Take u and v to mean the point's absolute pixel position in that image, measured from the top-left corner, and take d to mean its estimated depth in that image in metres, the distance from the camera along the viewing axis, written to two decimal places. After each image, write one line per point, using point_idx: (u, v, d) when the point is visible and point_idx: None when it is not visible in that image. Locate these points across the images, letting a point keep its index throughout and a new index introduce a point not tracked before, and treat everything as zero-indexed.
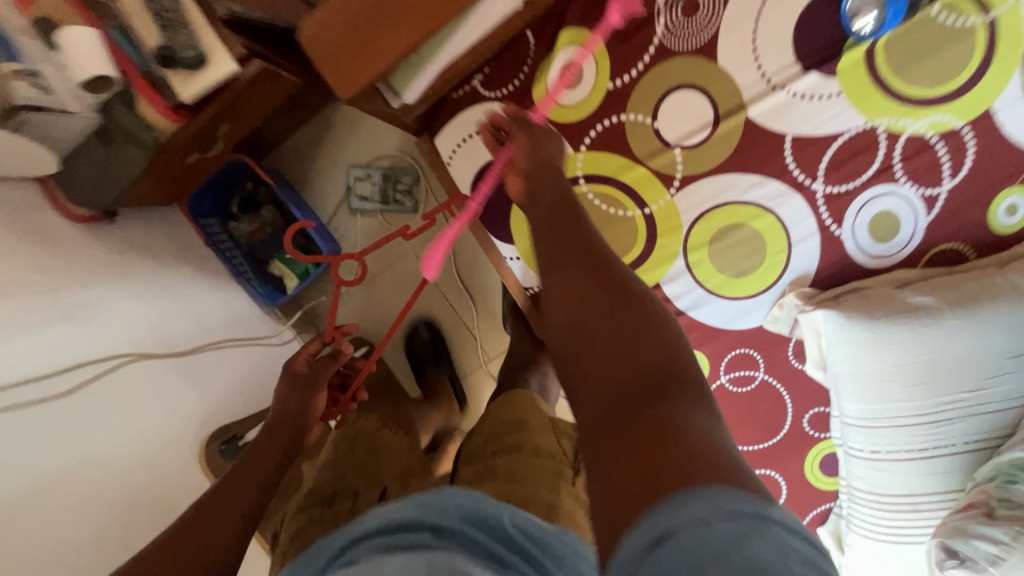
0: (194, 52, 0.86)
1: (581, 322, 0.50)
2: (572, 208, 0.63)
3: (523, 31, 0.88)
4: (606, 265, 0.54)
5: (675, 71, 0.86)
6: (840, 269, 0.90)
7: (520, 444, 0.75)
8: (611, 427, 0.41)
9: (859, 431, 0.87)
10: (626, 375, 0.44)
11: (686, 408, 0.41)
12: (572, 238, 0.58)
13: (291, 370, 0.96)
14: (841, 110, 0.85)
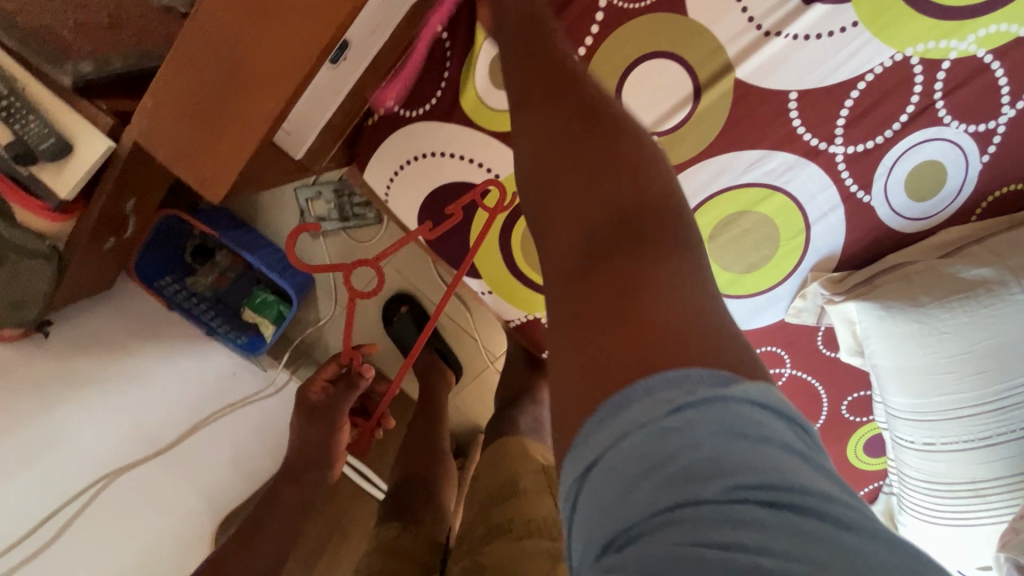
0: (52, 142, 0.71)
1: (564, 178, 0.45)
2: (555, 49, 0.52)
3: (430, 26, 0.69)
4: (609, 132, 0.46)
5: (634, 36, 0.66)
6: (874, 240, 0.74)
7: (509, 521, 0.66)
8: (581, 293, 0.41)
9: (906, 422, 0.76)
10: (612, 241, 0.42)
11: (672, 285, 0.39)
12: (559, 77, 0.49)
13: (309, 402, 0.90)
14: (859, 46, 0.64)
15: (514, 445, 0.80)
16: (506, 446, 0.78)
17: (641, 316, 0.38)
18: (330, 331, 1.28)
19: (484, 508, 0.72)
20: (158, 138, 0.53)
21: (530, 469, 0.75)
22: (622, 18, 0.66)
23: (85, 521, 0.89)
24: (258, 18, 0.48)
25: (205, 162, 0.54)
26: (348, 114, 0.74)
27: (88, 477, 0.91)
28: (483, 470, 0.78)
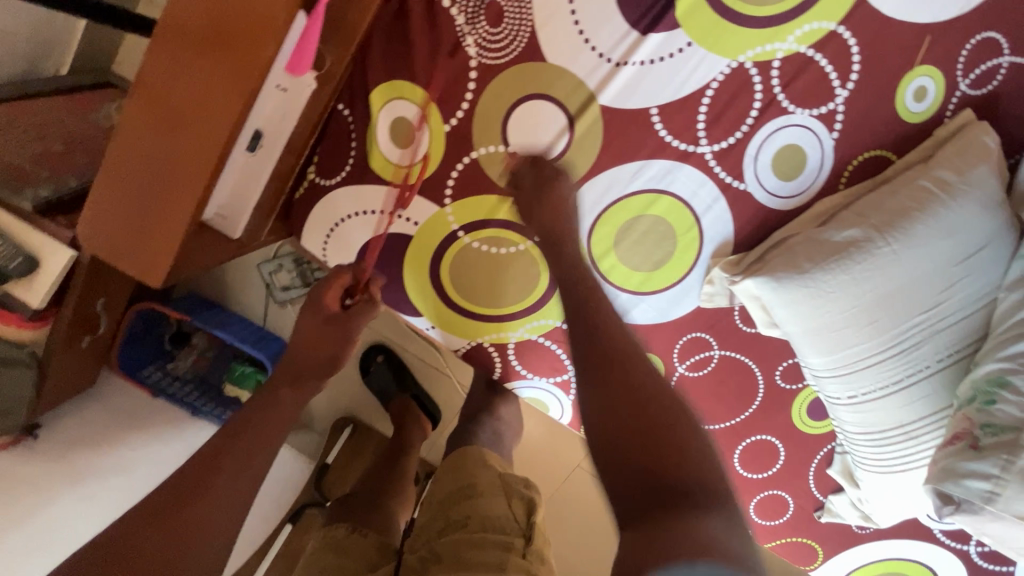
0: (20, 259, 0.81)
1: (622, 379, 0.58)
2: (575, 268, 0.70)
3: (334, 106, 0.79)
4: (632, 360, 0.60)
5: (507, 85, 0.76)
6: (759, 221, 0.82)
7: (466, 517, 0.73)
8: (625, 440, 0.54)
9: (828, 383, 0.82)
10: (653, 480, 0.52)
11: (713, 525, 0.48)
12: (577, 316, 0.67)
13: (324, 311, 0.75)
14: (699, 61, 0.74)
15: (470, 452, 0.87)
16: (464, 451, 0.87)
17: (690, 530, 0.47)
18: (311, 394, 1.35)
19: (444, 507, 0.78)
20: (102, 239, 0.61)
21: (487, 473, 0.82)
22: (493, 73, 0.75)
23: None
24: (170, 122, 0.57)
25: (146, 250, 0.62)
26: (276, 193, 0.83)
27: None
28: (444, 475, 0.84)
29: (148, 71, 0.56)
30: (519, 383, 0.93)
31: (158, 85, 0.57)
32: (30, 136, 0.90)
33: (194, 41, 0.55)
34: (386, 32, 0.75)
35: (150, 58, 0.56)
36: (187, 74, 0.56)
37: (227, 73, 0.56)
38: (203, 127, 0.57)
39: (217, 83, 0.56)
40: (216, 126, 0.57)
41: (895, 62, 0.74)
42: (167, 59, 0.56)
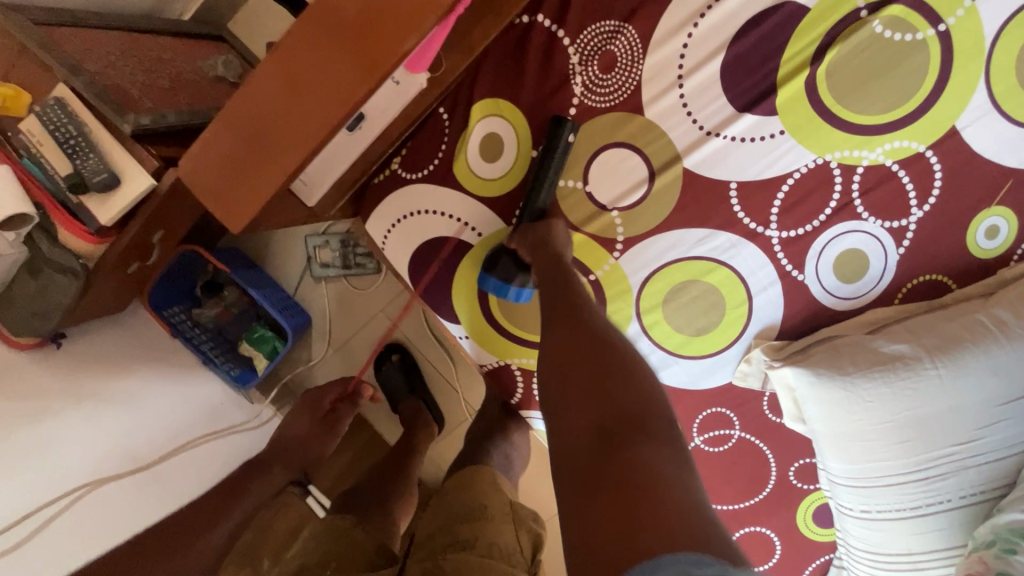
0: (105, 175, 0.84)
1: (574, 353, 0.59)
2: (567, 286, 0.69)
3: (436, 108, 0.83)
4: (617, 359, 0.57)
5: (602, 129, 0.79)
6: (809, 315, 0.83)
7: (472, 538, 0.71)
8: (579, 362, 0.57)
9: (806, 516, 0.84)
10: (601, 422, 0.51)
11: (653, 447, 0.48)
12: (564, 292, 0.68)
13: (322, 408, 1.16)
14: (787, 148, 0.77)
15: (484, 475, 0.87)
16: (479, 472, 0.87)
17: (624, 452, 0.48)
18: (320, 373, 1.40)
19: (446, 526, 0.76)
20: (199, 176, 0.65)
21: (498, 501, 0.81)
22: (592, 113, 0.79)
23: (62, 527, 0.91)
24: (297, 84, 0.61)
25: (239, 194, 0.64)
26: (357, 174, 0.86)
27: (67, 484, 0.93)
28: (456, 492, 0.83)
29: (295, 32, 0.60)
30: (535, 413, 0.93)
31: (297, 49, 0.60)
32: (143, 69, 0.95)
33: (340, 18, 0.59)
34: (503, 54, 0.79)
35: (300, 24, 0.60)
36: (327, 43, 0.60)
37: (364, 51, 0.59)
38: (327, 97, 0.60)
39: (351, 59, 0.59)
40: (338, 98, 0.60)
41: (973, 197, 0.77)
42: (311, 26, 0.60)
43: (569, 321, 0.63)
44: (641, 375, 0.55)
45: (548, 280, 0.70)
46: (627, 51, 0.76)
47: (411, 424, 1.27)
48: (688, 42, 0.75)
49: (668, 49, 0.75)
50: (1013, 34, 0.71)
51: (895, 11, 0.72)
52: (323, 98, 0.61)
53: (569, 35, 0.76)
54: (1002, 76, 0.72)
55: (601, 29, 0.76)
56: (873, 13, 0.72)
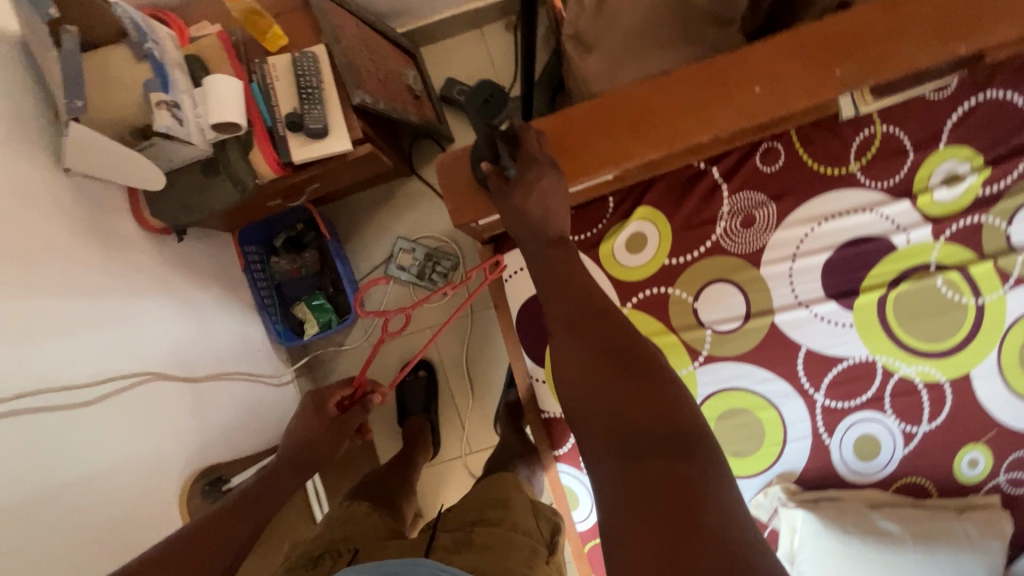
0: (320, 125, 0.95)
1: (594, 345, 0.59)
2: (578, 275, 0.67)
3: (605, 195, 1.00)
4: (632, 352, 0.58)
5: (724, 266, 0.98)
6: (825, 474, 0.98)
7: (499, 518, 0.80)
8: (599, 359, 0.58)
9: None
10: (626, 437, 0.53)
11: (676, 453, 0.50)
12: (574, 283, 0.66)
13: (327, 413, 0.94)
14: (851, 339, 0.97)
15: (506, 477, 0.92)
16: (505, 476, 0.92)
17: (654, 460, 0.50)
18: (344, 361, 1.46)
19: (474, 511, 0.83)
20: (452, 173, 0.81)
21: (521, 495, 0.88)
22: (721, 251, 0.98)
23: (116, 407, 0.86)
24: (567, 144, 0.78)
25: (474, 199, 0.81)
26: None
27: (135, 366, 0.91)
28: (478, 489, 0.89)
29: (584, 108, 0.78)
30: (563, 465, 1.02)
31: (580, 120, 0.78)
32: (369, 57, 1.09)
33: (625, 116, 0.77)
34: (672, 181, 0.99)
35: (593, 106, 0.78)
36: (607, 126, 0.78)
37: (630, 146, 0.78)
38: (585, 163, 0.78)
39: (619, 145, 0.78)
40: (592, 166, 0.78)
41: (965, 430, 0.98)
42: (600, 111, 0.78)
43: (581, 314, 0.63)
44: (659, 367, 0.57)
45: (555, 272, 0.67)
46: (764, 219, 0.97)
47: (414, 441, 1.31)
48: (809, 233, 0.97)
49: (794, 231, 0.97)
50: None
51: (955, 276, 0.96)
52: (581, 162, 0.78)
53: (728, 191, 0.97)
54: (1010, 352, 0.96)
55: (752, 196, 0.97)
56: (940, 270, 0.96)
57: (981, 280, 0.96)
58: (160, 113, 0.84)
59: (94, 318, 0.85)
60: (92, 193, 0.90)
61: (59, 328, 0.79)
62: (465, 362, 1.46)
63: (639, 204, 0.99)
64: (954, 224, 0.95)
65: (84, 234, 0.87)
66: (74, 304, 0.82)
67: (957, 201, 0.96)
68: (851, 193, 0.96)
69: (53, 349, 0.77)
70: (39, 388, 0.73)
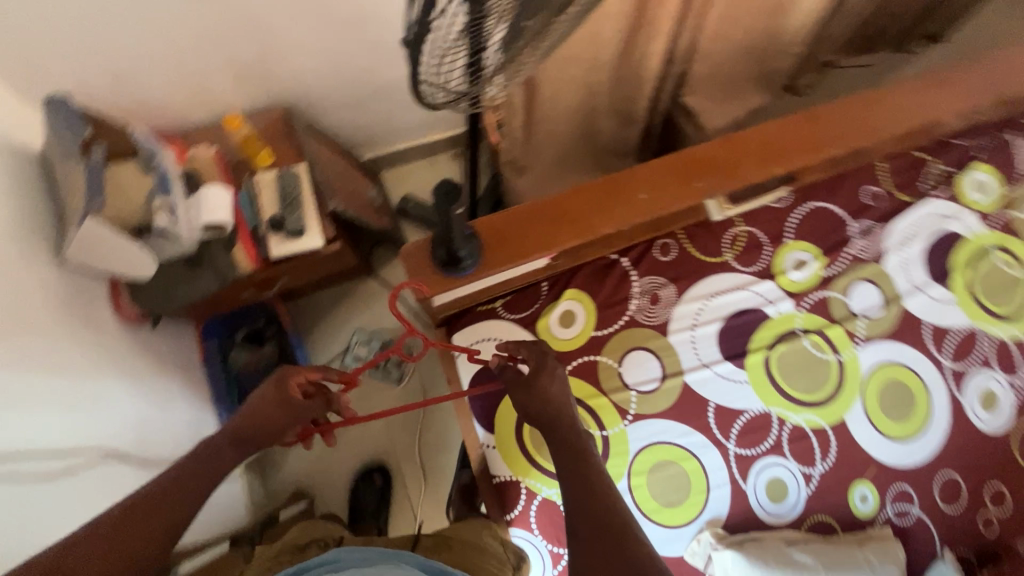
0: (298, 226, 1.13)
1: (592, 522, 0.71)
2: (578, 446, 0.81)
3: (540, 281, 1.20)
4: (623, 531, 0.69)
5: (641, 335, 1.18)
6: (746, 518, 1.11)
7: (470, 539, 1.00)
8: (595, 540, 0.69)
9: None
10: None
11: None
12: (578, 458, 0.79)
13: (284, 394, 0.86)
14: (748, 394, 1.17)
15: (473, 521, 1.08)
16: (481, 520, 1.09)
17: None
18: (296, 455, 1.47)
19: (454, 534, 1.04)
20: (413, 258, 0.96)
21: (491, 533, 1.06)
22: (637, 324, 1.18)
23: (74, 484, 0.87)
24: (508, 235, 0.97)
25: (432, 279, 0.96)
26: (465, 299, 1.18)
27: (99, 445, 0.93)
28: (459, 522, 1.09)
29: (520, 209, 0.99)
30: (516, 529, 1.08)
31: (516, 217, 0.99)
32: (340, 174, 1.31)
33: (552, 214, 1.00)
34: (593, 268, 1.21)
35: (525, 208, 0.99)
36: (538, 222, 0.99)
37: (558, 235, 0.98)
38: (524, 249, 0.97)
39: (549, 235, 0.98)
40: (530, 251, 0.97)
41: (852, 469, 1.16)
42: (532, 211, 0.99)
43: (581, 489, 0.75)
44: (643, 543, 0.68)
45: (560, 444, 0.82)
46: (667, 297, 1.20)
47: None
48: (703, 307, 1.20)
49: (690, 306, 1.20)
50: (875, 377, 1.20)
51: (817, 338, 1.21)
52: (520, 248, 0.97)
53: (636, 275, 1.21)
54: (870, 399, 1.19)
55: (656, 279, 1.21)
56: (805, 334, 1.21)
57: (837, 342, 1.21)
58: (159, 217, 0.99)
59: (72, 393, 0.91)
60: (79, 283, 1.00)
61: (41, 399, 0.84)
62: (417, 448, 1.51)
63: (568, 286, 1.19)
64: (808, 298, 1.23)
65: (69, 317, 0.95)
66: (54, 381, 0.88)
67: (808, 281, 1.24)
68: (730, 276, 1.22)
69: (35, 417, 0.82)
70: (10, 456, 0.76)
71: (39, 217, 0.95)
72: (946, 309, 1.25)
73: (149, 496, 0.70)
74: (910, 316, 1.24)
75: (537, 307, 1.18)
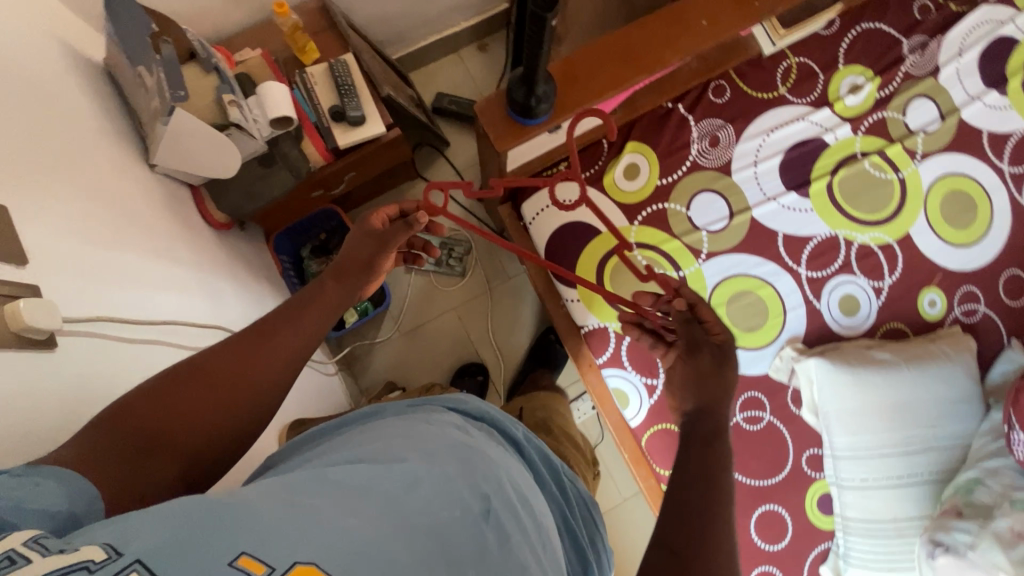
0: (359, 113, 1.15)
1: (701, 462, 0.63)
2: (720, 382, 0.72)
3: (600, 139, 1.21)
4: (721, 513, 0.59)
5: (703, 178, 1.21)
6: (822, 333, 1.18)
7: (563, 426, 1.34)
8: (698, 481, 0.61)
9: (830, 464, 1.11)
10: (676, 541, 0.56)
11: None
12: (714, 399, 0.71)
13: (368, 225, 0.85)
14: (814, 220, 1.20)
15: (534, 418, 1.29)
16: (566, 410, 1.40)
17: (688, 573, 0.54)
18: (379, 354, 1.57)
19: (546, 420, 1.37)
20: (490, 111, 0.99)
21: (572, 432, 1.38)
22: (700, 169, 1.21)
23: None
24: (576, 79, 1.00)
25: (509, 130, 0.99)
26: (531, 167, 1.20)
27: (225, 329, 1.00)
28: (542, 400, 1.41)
29: (581, 54, 1.01)
30: (610, 369, 1.17)
31: (578, 62, 1.01)
32: (382, 66, 1.31)
33: (616, 51, 1.01)
34: (650, 121, 1.21)
35: (587, 51, 1.01)
36: (601, 63, 1.01)
37: (621, 74, 1.01)
38: (594, 91, 1.00)
39: (615, 74, 1.01)
40: (602, 93, 1.00)
41: (920, 279, 1.21)
42: (592, 53, 1.01)
43: (704, 431, 0.67)
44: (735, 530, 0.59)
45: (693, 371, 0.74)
46: (726, 138, 1.22)
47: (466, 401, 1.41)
48: (762, 143, 1.22)
49: (749, 144, 1.22)
50: (938, 189, 1.22)
51: (877, 159, 1.23)
52: (591, 92, 1.00)
53: (694, 120, 1.22)
54: (933, 211, 1.22)
55: (713, 123, 1.22)
56: (865, 155, 1.22)
57: (898, 159, 1.23)
58: (232, 111, 1.01)
59: (195, 285, 0.97)
60: (168, 189, 1.03)
61: (177, 285, 0.90)
62: (491, 333, 1.60)
63: (629, 139, 1.21)
64: (865, 122, 1.24)
65: (170, 218, 0.99)
66: (177, 271, 0.92)
67: (863, 105, 1.24)
68: (785, 110, 1.23)
69: (177, 299, 0.89)
70: (167, 324, 0.83)
71: (121, 127, 0.96)
72: (1001, 115, 1.24)
73: (252, 339, 0.70)
74: (966, 126, 1.24)
75: (601, 164, 1.20)
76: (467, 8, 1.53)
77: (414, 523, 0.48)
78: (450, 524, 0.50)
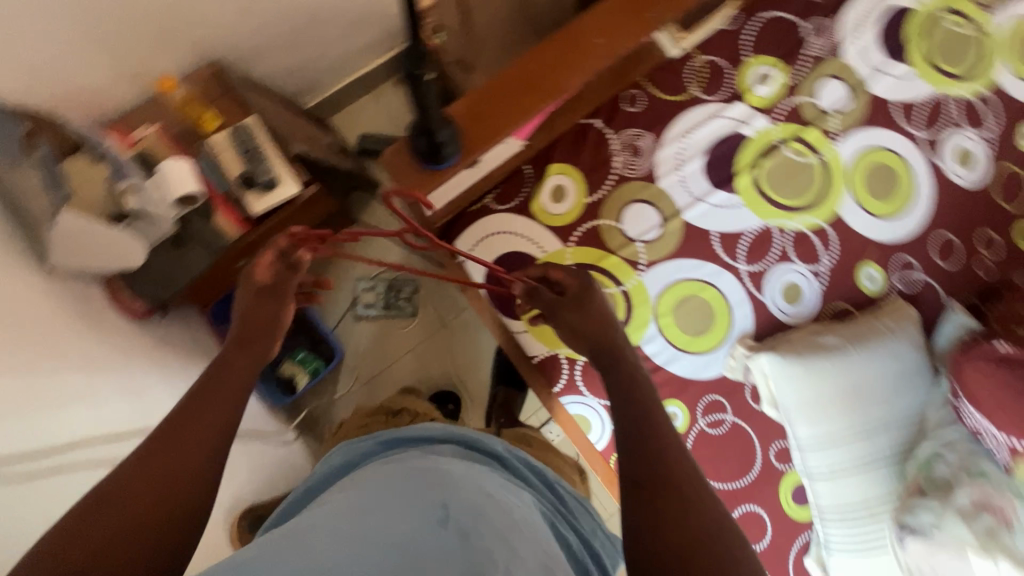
0: (270, 177, 1.12)
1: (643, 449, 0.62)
2: (617, 349, 0.78)
3: (521, 166, 1.20)
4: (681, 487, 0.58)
5: (631, 189, 1.20)
6: (770, 325, 1.18)
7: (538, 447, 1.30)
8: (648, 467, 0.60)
9: (799, 455, 1.10)
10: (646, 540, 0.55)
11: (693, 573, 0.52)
12: (628, 377, 0.72)
13: (254, 281, 0.79)
14: (745, 214, 1.21)
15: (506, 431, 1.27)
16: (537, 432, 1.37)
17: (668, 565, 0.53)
18: (341, 409, 1.52)
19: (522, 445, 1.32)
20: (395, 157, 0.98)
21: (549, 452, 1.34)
22: (627, 180, 1.20)
23: None
24: (481, 116, 0.98)
25: (420, 177, 0.97)
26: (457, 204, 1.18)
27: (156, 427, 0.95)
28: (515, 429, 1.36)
29: (483, 89, 0.99)
30: (567, 397, 1.15)
31: (480, 98, 0.99)
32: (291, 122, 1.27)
33: (516, 81, 1.00)
34: (569, 140, 1.21)
35: (488, 85, 0.99)
36: (504, 96, 0.99)
37: (526, 103, 0.99)
38: (502, 124, 0.98)
39: (520, 104, 0.99)
40: (510, 124, 0.98)
41: (856, 256, 1.22)
42: (494, 87, 1.00)
43: (639, 416, 0.66)
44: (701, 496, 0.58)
45: (595, 351, 0.79)
46: (647, 146, 1.21)
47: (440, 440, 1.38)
48: (683, 146, 1.22)
49: (671, 149, 1.22)
50: (858, 165, 1.24)
51: (796, 145, 1.24)
52: (498, 125, 0.98)
53: (613, 134, 1.21)
54: (857, 187, 1.24)
55: (633, 133, 1.21)
56: (784, 142, 1.23)
57: (816, 142, 1.24)
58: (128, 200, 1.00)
59: (116, 387, 0.92)
60: (75, 288, 0.98)
61: (93, 394, 0.85)
62: (453, 369, 1.57)
63: (550, 162, 1.20)
64: (779, 111, 1.25)
65: (80, 320, 0.94)
66: (93, 378, 0.87)
67: (775, 93, 1.25)
68: (700, 109, 1.23)
69: (92, 411, 0.84)
70: (78, 443, 0.78)
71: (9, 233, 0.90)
72: (908, 84, 1.27)
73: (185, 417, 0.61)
74: (877, 100, 1.26)
75: (526, 190, 1.19)
76: (375, 48, 1.50)
77: (376, 550, 0.46)
78: (416, 550, 0.47)
